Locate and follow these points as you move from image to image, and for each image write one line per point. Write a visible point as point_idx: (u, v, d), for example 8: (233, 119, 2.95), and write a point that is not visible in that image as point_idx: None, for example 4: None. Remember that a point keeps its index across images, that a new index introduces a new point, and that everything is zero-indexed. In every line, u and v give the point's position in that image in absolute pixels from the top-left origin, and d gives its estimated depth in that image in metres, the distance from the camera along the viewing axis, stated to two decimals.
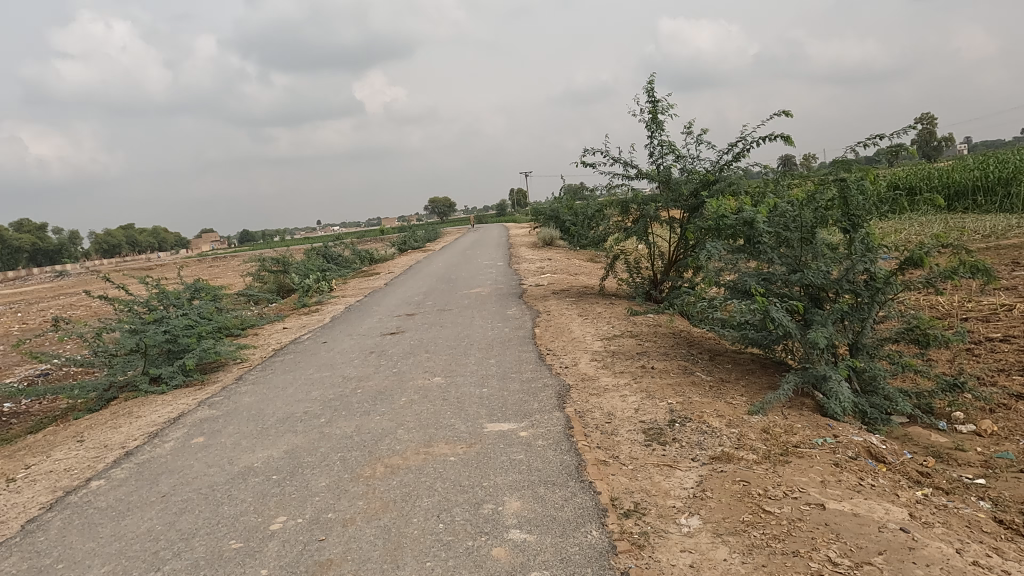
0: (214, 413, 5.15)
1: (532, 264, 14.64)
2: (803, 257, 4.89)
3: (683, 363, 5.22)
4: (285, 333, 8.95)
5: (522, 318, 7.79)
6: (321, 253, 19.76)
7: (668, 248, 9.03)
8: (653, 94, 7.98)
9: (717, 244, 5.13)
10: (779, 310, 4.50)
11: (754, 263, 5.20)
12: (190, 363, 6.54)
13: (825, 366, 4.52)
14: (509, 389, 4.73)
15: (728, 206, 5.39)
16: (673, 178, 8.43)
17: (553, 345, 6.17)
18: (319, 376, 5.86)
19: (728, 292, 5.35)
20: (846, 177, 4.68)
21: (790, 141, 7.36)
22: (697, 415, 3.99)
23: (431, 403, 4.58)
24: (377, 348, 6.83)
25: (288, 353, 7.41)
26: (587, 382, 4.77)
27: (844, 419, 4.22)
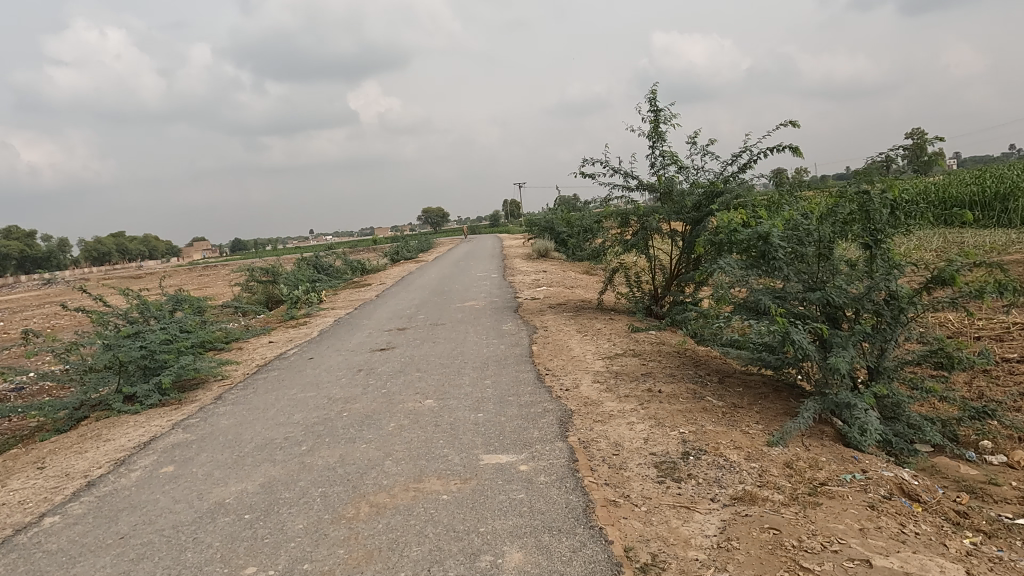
0: (188, 437, 4.77)
1: (527, 276, 14.34)
2: (821, 275, 4.58)
3: (692, 387, 4.89)
4: (270, 348, 8.57)
5: (518, 334, 7.45)
6: (311, 263, 19.40)
7: (669, 262, 8.73)
8: (655, 104, 7.73)
9: (729, 260, 4.80)
10: (799, 332, 4.18)
11: (768, 280, 4.88)
12: (166, 381, 6.15)
13: (847, 392, 4.20)
14: (506, 414, 4.39)
15: (739, 218, 5.07)
16: (675, 189, 8.14)
17: (551, 364, 5.83)
18: (304, 397, 5.50)
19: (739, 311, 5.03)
20: (868, 188, 4.36)
21: (798, 152, 7.10)
22: (713, 447, 3.66)
23: (422, 430, 4.23)
24: (366, 365, 6.47)
25: (272, 370, 7.04)
26: (591, 407, 4.43)
27: (870, 451, 3.90)
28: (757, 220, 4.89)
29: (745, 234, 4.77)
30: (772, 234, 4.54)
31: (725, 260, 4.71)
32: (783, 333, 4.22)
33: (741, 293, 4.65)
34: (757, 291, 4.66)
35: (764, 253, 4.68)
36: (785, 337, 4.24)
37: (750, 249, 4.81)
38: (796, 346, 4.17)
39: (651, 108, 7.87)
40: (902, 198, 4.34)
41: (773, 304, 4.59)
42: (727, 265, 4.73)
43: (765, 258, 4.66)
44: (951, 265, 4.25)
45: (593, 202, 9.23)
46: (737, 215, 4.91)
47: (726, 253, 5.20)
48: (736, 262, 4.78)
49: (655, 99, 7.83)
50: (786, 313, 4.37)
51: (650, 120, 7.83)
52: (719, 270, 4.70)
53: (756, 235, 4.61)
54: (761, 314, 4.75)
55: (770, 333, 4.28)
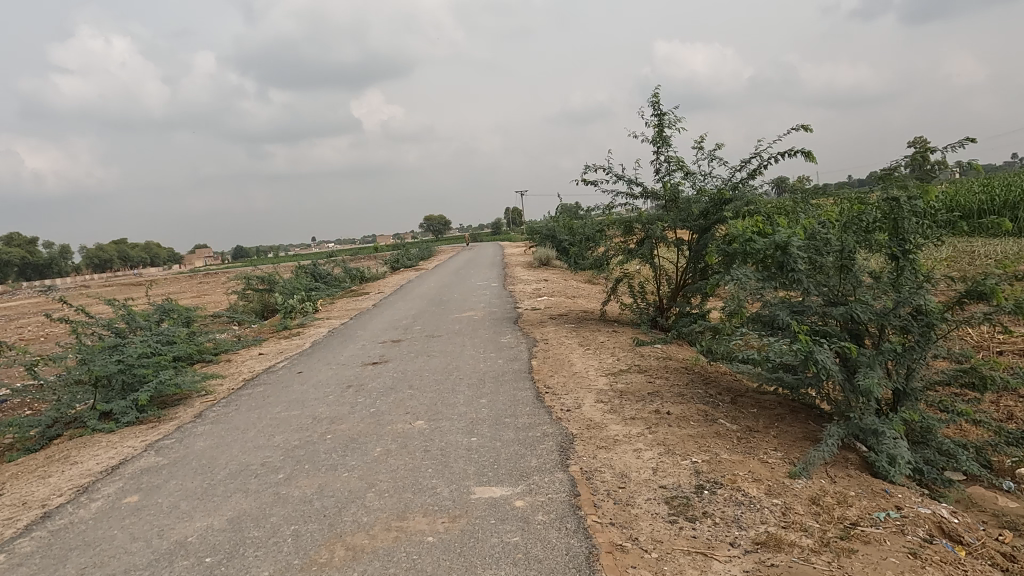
0: (159, 461, 4.43)
1: (528, 285, 14.03)
2: (843, 287, 4.24)
3: (703, 408, 4.54)
4: (259, 360, 8.24)
5: (518, 347, 7.11)
6: (309, 272, 19.11)
7: (674, 272, 8.39)
8: (659, 107, 7.43)
9: (744, 271, 4.43)
10: (823, 353, 3.83)
11: (785, 293, 4.53)
12: (143, 398, 5.80)
13: (873, 417, 3.85)
14: (502, 439, 4.05)
15: (754, 226, 4.72)
16: (681, 196, 7.84)
17: (552, 381, 5.48)
18: (287, 417, 5.15)
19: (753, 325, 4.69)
20: (895, 193, 4.01)
21: (812, 158, 6.83)
22: (730, 479, 3.31)
23: (410, 456, 3.88)
24: (356, 381, 6.13)
25: (259, 385, 6.70)
26: (594, 431, 4.09)
27: (901, 483, 3.55)
28: (773, 229, 4.54)
29: (760, 243, 4.43)
30: (792, 243, 4.19)
31: (741, 271, 4.35)
32: (805, 353, 3.87)
33: (758, 308, 4.30)
34: (774, 306, 4.32)
35: (782, 264, 4.33)
36: (808, 357, 3.89)
37: (766, 259, 4.45)
38: (820, 368, 3.82)
39: (655, 111, 7.55)
40: (933, 203, 3.98)
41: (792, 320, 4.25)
42: (743, 276, 4.37)
43: (784, 270, 4.31)
44: (986, 277, 3.90)
45: (596, 209, 8.91)
46: (751, 224, 4.56)
47: (739, 264, 4.85)
48: (751, 273, 4.42)
49: (659, 103, 7.51)
50: (807, 331, 4.02)
51: (654, 125, 7.51)
52: (734, 283, 4.35)
53: (773, 244, 4.26)
54: (779, 330, 4.40)
55: (790, 352, 3.93)
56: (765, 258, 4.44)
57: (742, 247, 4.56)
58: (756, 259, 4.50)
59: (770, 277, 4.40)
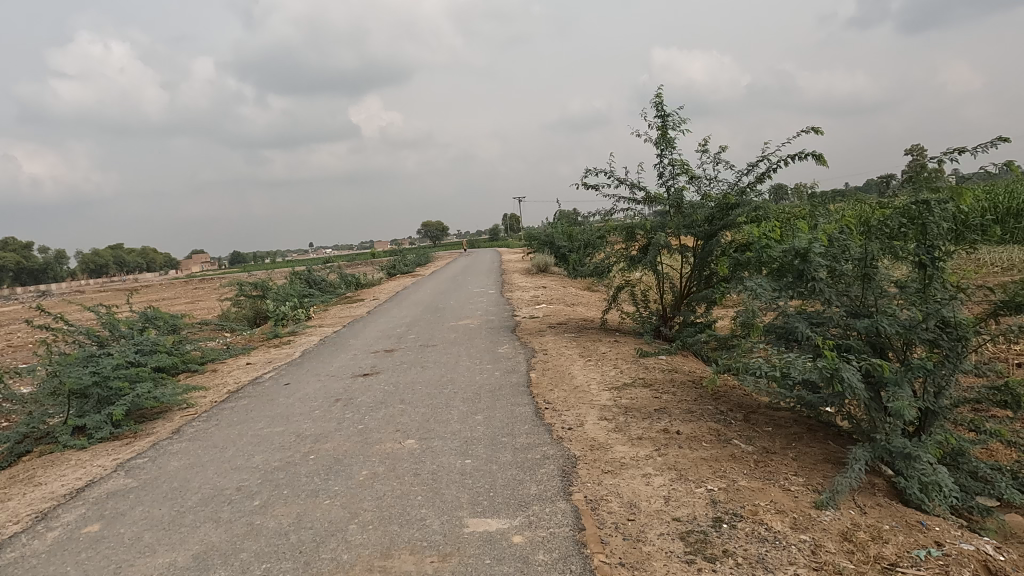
0: (128, 484, 4.09)
1: (526, 292, 13.73)
2: (867, 297, 3.94)
3: (714, 426, 4.24)
4: (246, 371, 7.91)
5: (515, 358, 6.79)
6: (304, 278, 18.78)
7: (678, 279, 8.10)
8: (662, 108, 7.14)
9: (762, 280, 4.13)
10: (850, 371, 3.52)
11: (803, 304, 4.23)
12: (118, 413, 5.46)
13: (902, 440, 3.55)
14: (499, 461, 3.73)
15: (770, 231, 4.43)
16: (685, 201, 7.56)
17: (552, 395, 5.17)
18: (269, 434, 4.83)
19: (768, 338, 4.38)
20: (924, 196, 3.70)
21: (822, 160, 6.53)
22: (750, 510, 2.99)
23: (399, 481, 3.56)
24: (344, 395, 5.80)
25: (243, 398, 6.36)
26: (598, 453, 3.78)
27: (936, 513, 3.24)
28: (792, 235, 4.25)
29: (777, 250, 4.13)
30: (813, 250, 3.90)
31: (759, 279, 4.06)
32: (830, 369, 3.57)
33: (777, 320, 4.01)
34: (795, 317, 4.02)
35: (802, 273, 4.03)
36: (833, 374, 3.58)
37: (785, 266, 4.16)
38: (846, 386, 3.51)
39: (658, 113, 7.26)
40: (965, 206, 3.68)
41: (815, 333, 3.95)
42: (761, 285, 4.07)
43: (804, 278, 4.02)
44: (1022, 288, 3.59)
45: (596, 215, 8.61)
46: (768, 230, 4.26)
47: (754, 272, 4.56)
48: (769, 281, 4.13)
49: (663, 104, 7.23)
50: (832, 345, 3.72)
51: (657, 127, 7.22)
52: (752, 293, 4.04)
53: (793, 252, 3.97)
54: (799, 343, 4.10)
55: (814, 369, 3.62)
56: (783, 265, 4.14)
57: (758, 253, 4.27)
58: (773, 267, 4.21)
59: (790, 286, 4.10)
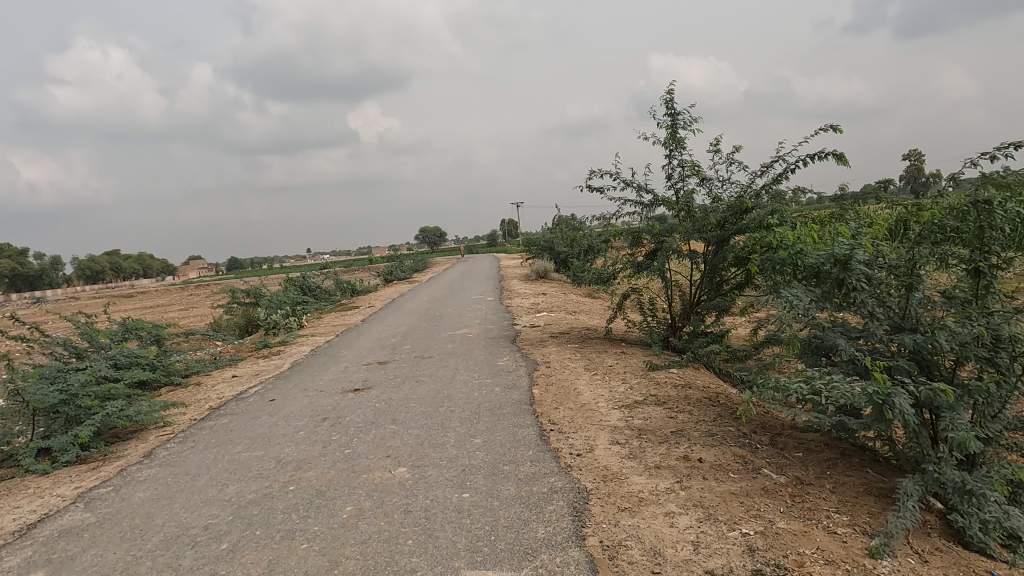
0: (85, 519, 3.65)
1: (526, 300, 13.32)
2: (911, 308, 3.54)
3: (739, 452, 3.83)
4: (230, 385, 7.47)
5: (516, 372, 6.37)
6: (298, 283, 18.34)
7: (687, 287, 7.71)
8: (671, 106, 6.75)
9: (797, 290, 3.71)
10: (904, 397, 3.11)
11: (837, 317, 3.82)
12: (85, 434, 5.02)
13: (957, 472, 3.14)
14: (500, 496, 3.30)
15: (802, 236, 4.01)
16: (696, 205, 7.17)
17: (557, 415, 4.75)
18: (247, 459, 4.39)
19: (796, 355, 3.97)
20: (982, 196, 3.29)
21: (843, 160, 6.14)
22: (795, 559, 2.56)
23: (386, 520, 3.13)
24: (332, 413, 5.37)
25: (224, 416, 5.92)
26: (613, 485, 3.37)
27: (1002, 560, 2.83)
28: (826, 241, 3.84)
29: (810, 258, 3.72)
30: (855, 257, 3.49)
31: (796, 291, 3.64)
32: (881, 395, 3.16)
33: (815, 337, 3.60)
34: (833, 333, 3.61)
35: (841, 282, 3.62)
36: (885, 399, 3.17)
37: (820, 274, 3.74)
38: (899, 414, 3.10)
39: (668, 111, 6.87)
40: None
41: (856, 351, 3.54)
42: (796, 296, 3.65)
43: (844, 289, 3.60)
44: None
45: (599, 220, 8.21)
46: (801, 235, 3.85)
47: (781, 279, 4.15)
48: (804, 292, 3.71)
49: (673, 101, 6.84)
50: (880, 365, 3.31)
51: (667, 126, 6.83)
52: (787, 307, 3.63)
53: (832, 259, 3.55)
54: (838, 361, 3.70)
55: (862, 393, 3.21)
56: (819, 274, 3.73)
57: (789, 260, 3.86)
58: (807, 275, 3.79)
59: (827, 297, 3.69)
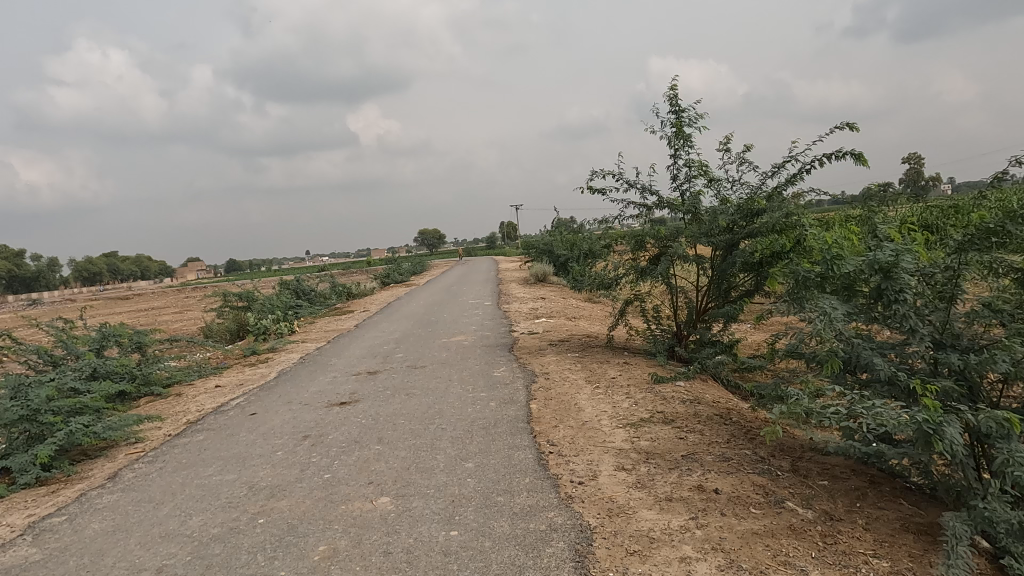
0: (29, 557, 3.27)
1: (525, 305, 12.94)
2: (954, 324, 3.19)
3: (759, 481, 3.46)
4: (212, 396, 7.07)
5: (513, 384, 5.99)
6: (292, 287, 17.96)
7: (694, 294, 7.35)
8: (677, 103, 6.39)
9: (829, 301, 3.35)
10: (957, 427, 2.75)
11: (871, 333, 3.45)
12: (45, 454, 4.62)
13: (1012, 511, 2.76)
14: (492, 534, 2.92)
15: (830, 240, 3.65)
16: (703, 207, 6.81)
17: (557, 435, 4.38)
18: (217, 484, 4.01)
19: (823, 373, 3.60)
20: None
21: (861, 159, 5.78)
22: None
23: (362, 564, 2.75)
24: (314, 430, 4.99)
25: (200, 432, 5.53)
26: (619, 521, 2.99)
27: None
28: (858, 246, 3.48)
29: (842, 267, 3.35)
30: (894, 266, 3.12)
31: (830, 303, 3.27)
32: (931, 424, 2.79)
33: (850, 354, 3.23)
34: (869, 351, 3.25)
35: (877, 293, 3.25)
36: (934, 429, 2.80)
37: (853, 285, 3.37)
38: (952, 447, 2.74)
39: (673, 107, 6.51)
40: None
41: (897, 372, 3.18)
42: (829, 308, 3.29)
43: (881, 302, 3.24)
44: None
45: (600, 222, 7.85)
46: (832, 241, 3.49)
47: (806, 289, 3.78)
48: (836, 303, 3.35)
49: (678, 97, 6.47)
50: (927, 389, 2.95)
51: (671, 123, 6.47)
52: (820, 320, 3.26)
53: (872, 268, 3.18)
54: (872, 380, 3.34)
55: (908, 421, 2.84)
56: (853, 284, 3.37)
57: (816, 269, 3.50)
58: (839, 286, 3.44)
59: (863, 310, 3.33)
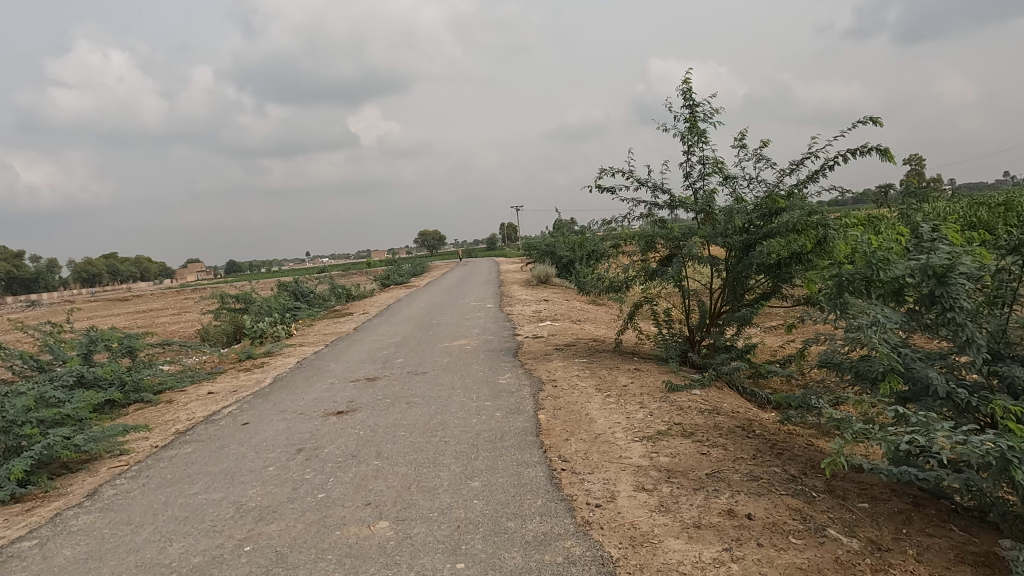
0: None
1: (527, 307, 12.64)
2: (1013, 332, 2.90)
3: (793, 504, 3.15)
4: (204, 403, 6.76)
5: (519, 392, 5.68)
6: (291, 289, 17.68)
7: (707, 297, 7.05)
8: (690, 97, 6.09)
9: (882, 309, 3.05)
10: None
11: (921, 343, 3.15)
12: (21, 469, 4.30)
13: None
14: (503, 567, 2.62)
15: (871, 241, 3.36)
16: (717, 206, 6.51)
17: (569, 449, 4.08)
18: (203, 504, 3.70)
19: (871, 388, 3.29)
20: None
21: (888, 155, 5.47)
22: None
23: None
24: (309, 443, 4.68)
25: (189, 443, 5.22)
26: (644, 553, 2.69)
27: None
28: (903, 248, 3.18)
29: (887, 270, 3.05)
30: (951, 269, 2.82)
31: (881, 311, 2.97)
32: (1017, 451, 2.48)
33: (904, 367, 2.93)
34: (923, 364, 2.96)
35: (929, 300, 2.96)
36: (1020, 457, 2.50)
37: (903, 290, 3.07)
38: None
39: (686, 101, 6.21)
40: None
41: (955, 387, 2.88)
42: (881, 316, 2.99)
43: (935, 309, 2.94)
44: None
45: (608, 222, 7.55)
46: (876, 241, 3.19)
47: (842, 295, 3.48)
48: (887, 311, 3.05)
49: (692, 90, 6.17)
50: (1007, 412, 2.64)
51: (685, 118, 6.16)
52: (872, 329, 2.96)
53: (924, 273, 2.88)
54: (925, 395, 3.05)
55: (985, 448, 2.54)
56: (902, 289, 3.07)
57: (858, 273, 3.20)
58: (886, 292, 3.13)
59: (914, 318, 3.03)
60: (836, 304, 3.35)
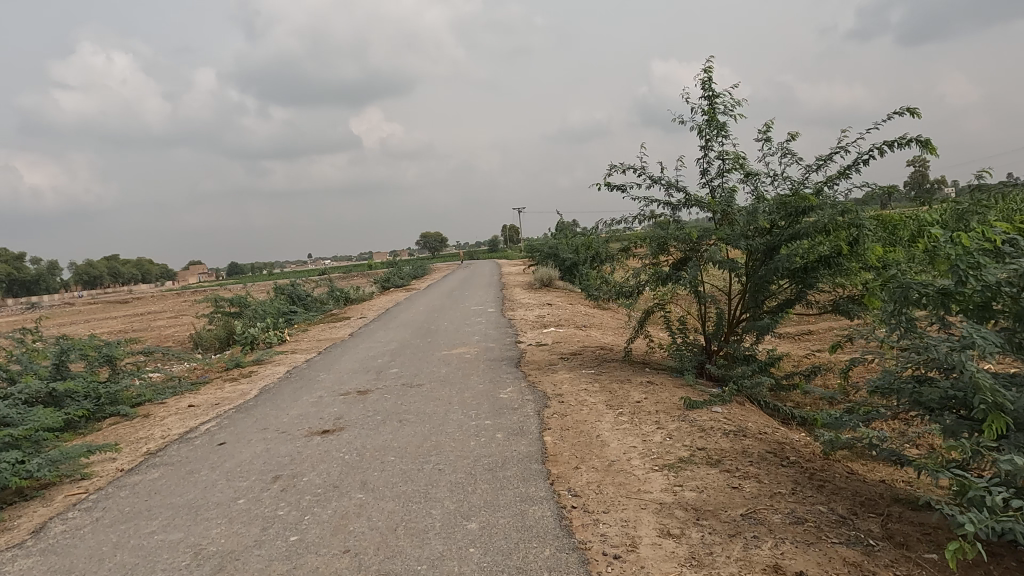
0: None
1: (530, 312, 12.13)
2: None
3: (851, 557, 2.64)
4: (183, 418, 6.27)
5: (522, 409, 5.17)
6: (286, 293, 17.19)
7: (725, 304, 6.55)
8: (710, 87, 5.59)
9: (970, 328, 2.55)
10: None
11: (1013, 367, 2.65)
12: None
13: None
14: None
15: (945, 244, 2.85)
16: (737, 206, 6.01)
17: (581, 481, 3.57)
18: (158, 547, 3.20)
19: (949, 421, 2.78)
20: None
21: (931, 149, 4.97)
22: None
23: None
24: (288, 469, 4.18)
25: (158, 466, 4.72)
26: None
27: None
28: (989, 254, 2.68)
29: (975, 283, 2.55)
30: None
31: (974, 331, 2.44)
32: None
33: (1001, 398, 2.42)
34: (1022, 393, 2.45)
35: None
36: None
37: (996, 306, 2.57)
38: None
39: (704, 92, 5.72)
40: None
41: None
42: (973, 336, 2.49)
43: None
44: None
45: (617, 223, 7.03)
46: (955, 246, 2.69)
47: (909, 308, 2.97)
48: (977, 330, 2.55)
49: (711, 80, 5.67)
50: None
51: (703, 110, 5.66)
52: (964, 354, 2.46)
53: None
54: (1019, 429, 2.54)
55: None
56: (993, 305, 2.57)
57: (940, 287, 2.68)
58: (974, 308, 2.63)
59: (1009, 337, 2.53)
60: (909, 322, 2.84)
